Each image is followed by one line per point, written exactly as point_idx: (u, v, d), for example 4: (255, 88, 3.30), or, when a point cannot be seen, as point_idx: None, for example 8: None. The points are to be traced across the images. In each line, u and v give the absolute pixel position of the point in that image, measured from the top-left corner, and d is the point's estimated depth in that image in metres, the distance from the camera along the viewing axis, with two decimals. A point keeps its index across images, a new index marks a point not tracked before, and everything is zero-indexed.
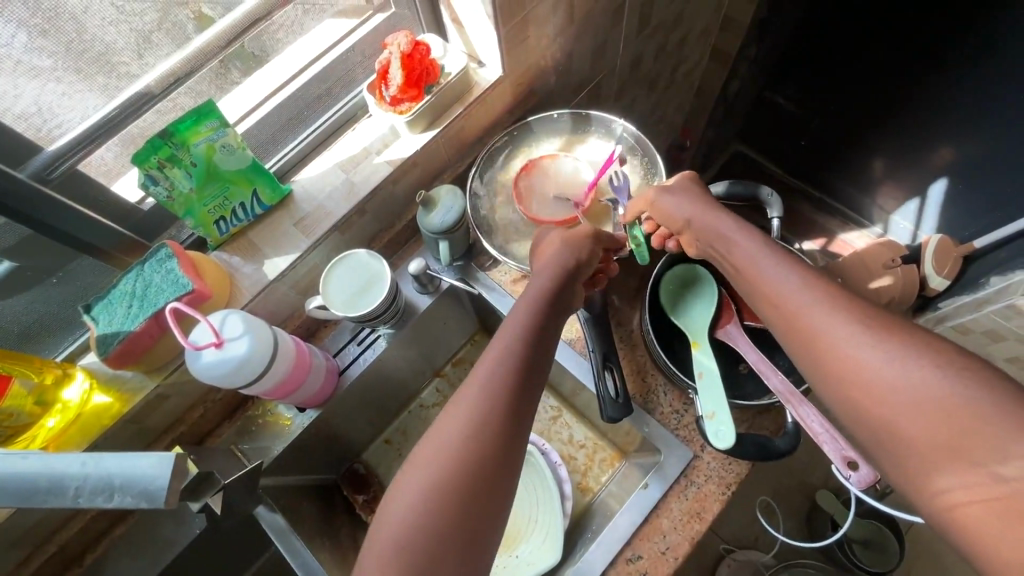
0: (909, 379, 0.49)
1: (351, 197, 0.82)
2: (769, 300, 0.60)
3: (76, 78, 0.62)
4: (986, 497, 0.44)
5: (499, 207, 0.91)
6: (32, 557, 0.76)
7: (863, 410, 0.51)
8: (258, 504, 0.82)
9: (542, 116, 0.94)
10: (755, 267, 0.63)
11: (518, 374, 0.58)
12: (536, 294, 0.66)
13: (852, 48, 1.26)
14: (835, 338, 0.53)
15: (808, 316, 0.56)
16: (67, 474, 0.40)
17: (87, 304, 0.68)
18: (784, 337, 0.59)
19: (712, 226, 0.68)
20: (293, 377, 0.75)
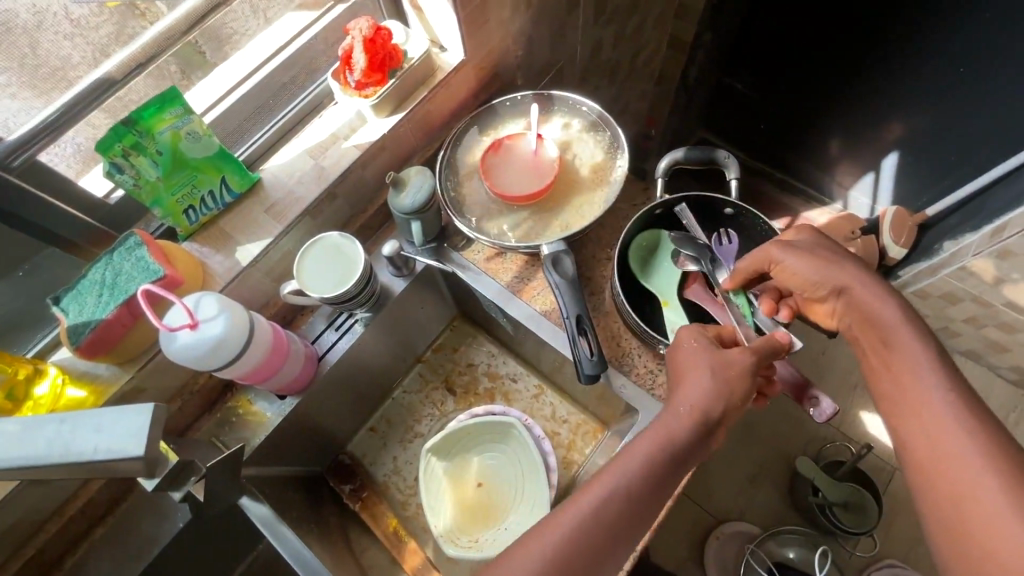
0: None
1: (320, 181, 0.83)
2: (911, 408, 0.59)
3: (32, 95, 0.64)
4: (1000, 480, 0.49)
5: (469, 188, 0.93)
6: (8, 563, 0.74)
7: (949, 507, 0.52)
8: (242, 495, 0.81)
9: (505, 98, 0.96)
10: (901, 373, 0.61)
11: (632, 499, 0.57)
12: (669, 425, 0.62)
13: (800, 25, 1.32)
14: (968, 460, 0.52)
15: (946, 414, 0.56)
16: (47, 437, 0.40)
17: (55, 296, 0.68)
18: (906, 425, 0.59)
19: (861, 300, 0.67)
20: (271, 361, 0.75)
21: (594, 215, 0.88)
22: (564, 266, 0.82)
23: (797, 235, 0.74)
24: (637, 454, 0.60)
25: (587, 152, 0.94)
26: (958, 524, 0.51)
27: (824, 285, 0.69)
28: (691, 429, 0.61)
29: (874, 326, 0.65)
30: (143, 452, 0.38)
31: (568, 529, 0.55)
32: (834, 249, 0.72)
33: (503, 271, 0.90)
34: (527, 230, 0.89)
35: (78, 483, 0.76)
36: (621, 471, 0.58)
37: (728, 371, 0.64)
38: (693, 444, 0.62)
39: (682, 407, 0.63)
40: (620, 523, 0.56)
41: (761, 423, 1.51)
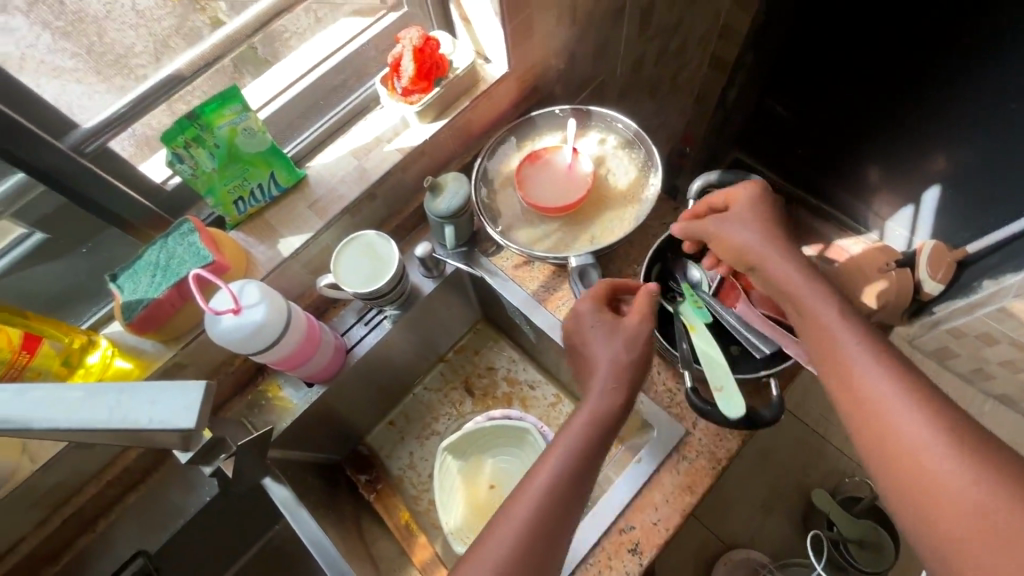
0: (967, 471, 0.48)
1: (362, 181, 0.86)
2: (835, 366, 0.59)
3: (97, 80, 0.68)
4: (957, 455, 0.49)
5: (503, 196, 0.95)
6: (48, 521, 0.79)
7: (906, 480, 0.51)
8: (265, 475, 0.85)
9: (544, 111, 0.99)
10: (825, 335, 0.61)
11: (578, 474, 0.62)
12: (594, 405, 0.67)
13: (844, 58, 1.31)
14: (899, 417, 0.53)
15: (878, 379, 0.56)
16: (102, 400, 0.43)
17: (113, 274, 0.72)
18: (843, 398, 0.58)
19: (774, 273, 0.69)
20: (303, 350, 0.78)
21: (623, 231, 0.89)
22: (591, 279, 0.84)
23: (735, 195, 0.74)
24: (575, 436, 0.64)
25: (620, 168, 0.95)
26: (903, 482, 0.51)
27: (752, 259, 0.71)
28: (618, 400, 0.67)
29: (795, 297, 0.66)
30: (195, 422, 0.41)
31: (527, 511, 0.59)
32: (764, 213, 0.73)
33: (531, 279, 0.92)
34: (556, 241, 0.91)
35: (116, 451, 0.80)
36: (562, 456, 0.63)
37: (643, 341, 0.71)
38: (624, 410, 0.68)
39: (606, 384, 0.68)
40: (572, 495, 0.61)
41: (778, 452, 1.49)
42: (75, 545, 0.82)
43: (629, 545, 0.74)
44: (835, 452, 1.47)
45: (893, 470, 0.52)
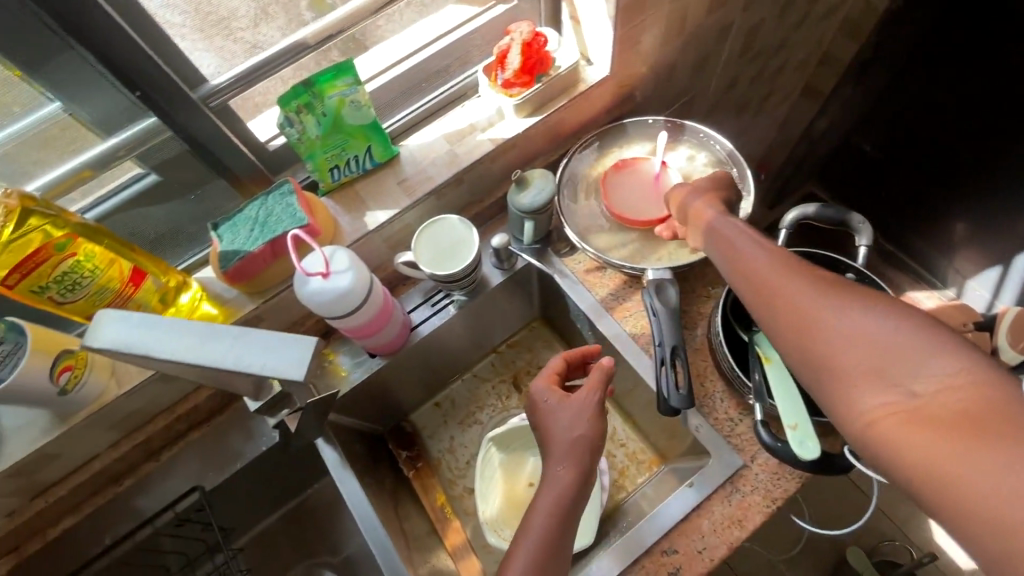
0: (847, 314, 0.53)
1: (451, 165, 0.87)
2: (735, 260, 0.66)
3: (198, 36, 0.67)
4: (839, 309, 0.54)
5: (584, 199, 0.95)
6: (121, 443, 0.84)
7: (800, 339, 0.56)
8: (319, 436, 0.88)
9: (637, 119, 0.98)
10: (726, 239, 0.69)
11: (549, 556, 0.62)
12: (550, 484, 0.67)
13: (947, 115, 1.21)
14: (787, 286, 0.59)
15: (793, 278, 0.59)
16: (224, 342, 0.47)
17: (215, 224, 0.76)
18: (760, 301, 0.61)
19: (699, 214, 0.75)
20: (375, 323, 0.81)
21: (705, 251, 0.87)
22: (667, 294, 0.81)
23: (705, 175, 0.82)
24: (537, 523, 0.64)
25: None
26: (797, 341, 0.56)
27: (688, 210, 0.77)
28: (575, 477, 0.67)
29: (717, 231, 0.71)
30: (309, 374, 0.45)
31: None
32: (715, 184, 0.80)
33: (601, 285, 0.92)
34: (633, 251, 0.90)
35: (189, 388, 0.85)
36: (528, 544, 0.63)
37: (597, 414, 0.72)
38: (584, 482, 0.68)
39: (562, 463, 0.69)
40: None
41: (816, 502, 1.43)
42: (139, 471, 0.87)
43: (670, 568, 0.73)
44: (878, 512, 1.40)
45: (787, 331, 0.57)
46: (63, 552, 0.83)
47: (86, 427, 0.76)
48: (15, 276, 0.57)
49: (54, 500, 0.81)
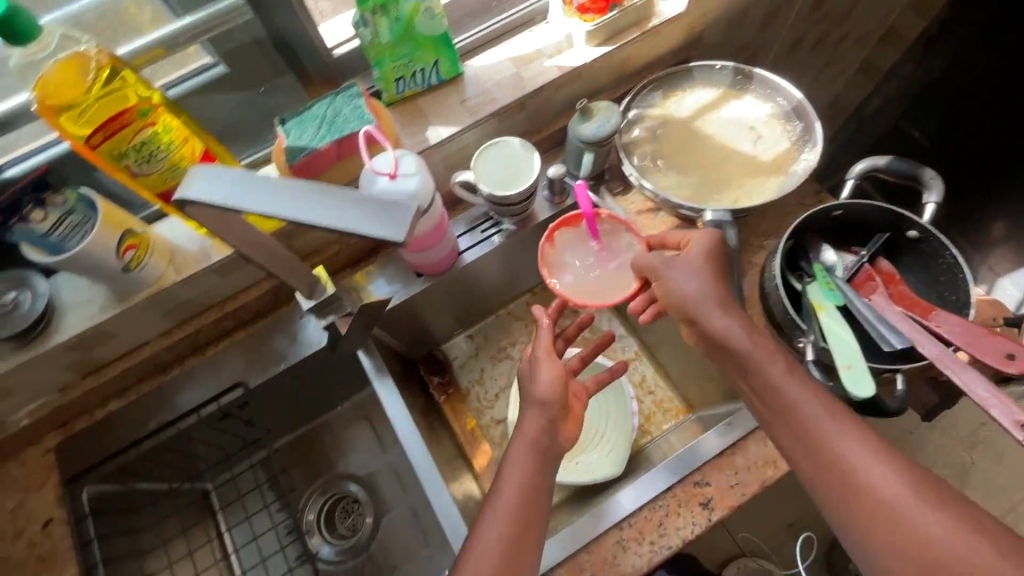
0: (939, 525, 0.54)
1: (517, 88, 0.86)
2: (796, 422, 0.64)
3: None
4: (930, 513, 0.55)
5: (643, 140, 0.94)
6: (173, 332, 0.86)
7: (886, 536, 0.56)
8: (360, 347, 0.89)
9: (704, 64, 0.95)
10: (782, 395, 0.65)
11: (524, 519, 0.65)
12: (529, 451, 0.70)
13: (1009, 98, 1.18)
14: (870, 472, 0.59)
15: (857, 448, 0.60)
16: (322, 197, 0.47)
17: (283, 119, 0.76)
18: (815, 463, 0.61)
19: (716, 323, 0.70)
20: (428, 238, 0.81)
21: (767, 199, 0.86)
22: (726, 236, 0.81)
23: (699, 241, 0.76)
24: (507, 491, 0.67)
25: (773, 139, 0.91)
26: (881, 537, 0.56)
27: (699, 313, 0.72)
28: (540, 425, 0.71)
29: (752, 361, 0.68)
30: (404, 237, 0.46)
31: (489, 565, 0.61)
32: (718, 265, 0.74)
33: (651, 226, 0.92)
34: (692, 192, 0.90)
35: (242, 286, 0.86)
36: (501, 512, 0.65)
37: (557, 373, 0.74)
38: (547, 448, 0.71)
39: (528, 413, 0.73)
40: (525, 538, 0.64)
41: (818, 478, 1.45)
42: (184, 364, 0.89)
43: (702, 498, 0.75)
44: None
45: (867, 521, 0.57)
46: (109, 433, 0.86)
47: (142, 310, 0.78)
48: (99, 135, 0.57)
49: (105, 380, 0.84)
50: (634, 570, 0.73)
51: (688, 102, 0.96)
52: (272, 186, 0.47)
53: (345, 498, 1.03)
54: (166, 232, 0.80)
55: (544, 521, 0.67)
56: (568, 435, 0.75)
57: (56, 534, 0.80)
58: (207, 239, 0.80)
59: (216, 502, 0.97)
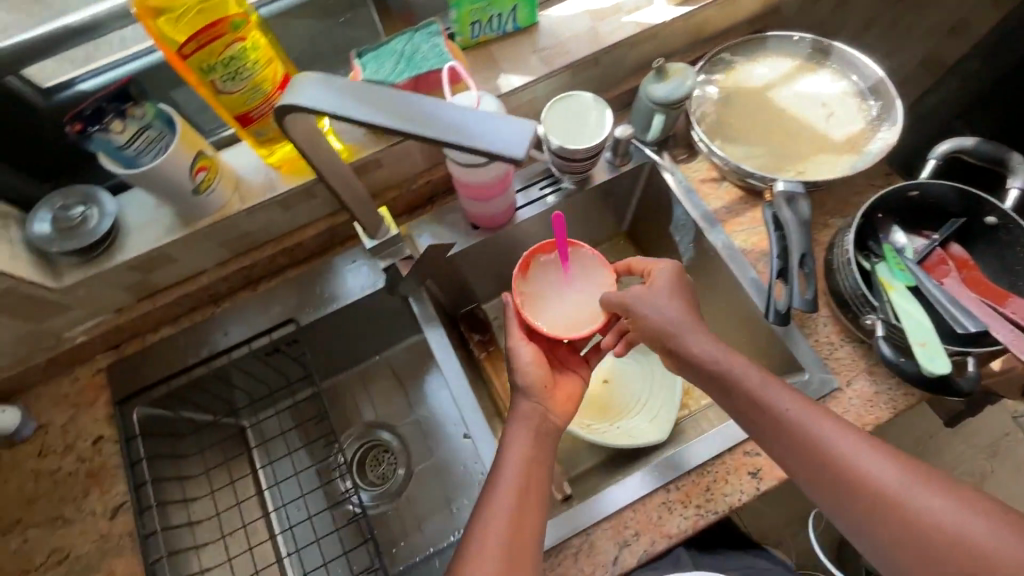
0: (934, 505, 0.55)
1: (594, 42, 0.84)
2: (779, 427, 0.64)
3: None
4: (921, 493, 0.56)
5: (711, 108, 0.92)
6: (229, 263, 0.86)
7: (884, 522, 0.57)
8: (411, 294, 0.89)
9: (782, 34, 0.92)
10: (763, 402, 0.65)
11: (522, 502, 0.66)
12: (511, 447, 0.70)
13: None
14: (858, 463, 0.59)
15: (849, 450, 0.60)
16: (440, 116, 0.46)
17: (360, 52, 0.74)
18: (813, 476, 0.61)
19: (691, 347, 0.70)
20: (491, 186, 0.80)
21: (837, 174, 0.84)
22: (798, 207, 0.79)
23: (659, 273, 0.76)
24: (506, 480, 0.67)
25: (847, 116, 0.89)
26: (880, 523, 0.57)
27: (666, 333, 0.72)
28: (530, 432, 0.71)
29: (731, 378, 0.67)
30: (522, 152, 0.42)
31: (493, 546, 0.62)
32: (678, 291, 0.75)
33: (713, 197, 0.90)
34: (764, 162, 0.88)
35: (300, 223, 0.86)
36: (502, 502, 0.65)
37: (535, 355, 0.77)
38: (540, 429, 0.73)
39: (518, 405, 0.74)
40: (522, 522, 0.64)
41: None
42: (236, 296, 0.89)
43: (750, 468, 0.75)
44: None
45: (864, 510, 0.58)
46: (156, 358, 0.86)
47: (204, 237, 0.78)
48: (192, 45, 0.57)
49: (161, 305, 0.84)
50: (680, 532, 0.73)
51: (760, 71, 0.93)
52: (404, 98, 0.47)
53: (377, 446, 1.01)
54: (233, 161, 0.80)
55: (543, 505, 0.67)
56: (561, 410, 0.77)
57: (106, 451, 0.81)
58: (273, 170, 0.79)
59: (253, 438, 0.96)
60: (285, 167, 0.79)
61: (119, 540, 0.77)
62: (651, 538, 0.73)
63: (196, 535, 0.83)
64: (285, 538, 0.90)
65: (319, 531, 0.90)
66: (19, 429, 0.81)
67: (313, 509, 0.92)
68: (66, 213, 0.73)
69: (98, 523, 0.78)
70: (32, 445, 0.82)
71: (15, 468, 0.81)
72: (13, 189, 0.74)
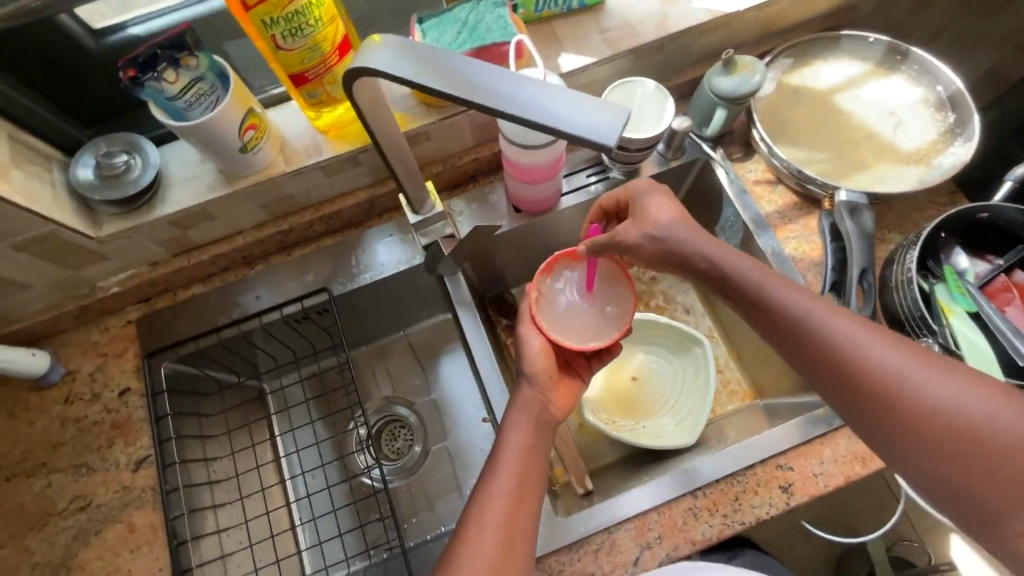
0: (943, 389, 0.52)
1: (662, 26, 0.80)
2: (782, 320, 0.62)
3: None
4: (928, 378, 0.53)
5: (774, 107, 0.88)
6: (265, 226, 0.84)
7: (889, 409, 0.54)
8: (449, 273, 0.87)
9: (856, 34, 0.88)
10: (768, 297, 0.63)
11: (521, 485, 0.63)
12: (519, 419, 0.68)
13: None
14: (862, 349, 0.57)
15: (853, 337, 0.58)
16: (516, 92, 0.43)
17: (421, 19, 0.71)
18: (819, 374, 0.59)
19: (688, 248, 0.69)
20: (543, 170, 0.77)
21: (902, 188, 0.81)
22: (861, 219, 0.78)
23: (641, 192, 0.73)
24: (506, 462, 0.64)
25: (918, 127, 0.85)
26: (885, 410, 0.54)
27: (670, 235, 0.70)
28: (535, 399, 0.69)
29: (736, 280, 0.66)
30: (613, 145, 0.40)
31: (494, 518, 0.60)
32: (669, 207, 0.72)
33: (767, 199, 0.87)
34: (826, 168, 0.84)
35: (340, 191, 0.85)
36: (499, 486, 0.62)
37: (546, 346, 0.71)
38: (540, 419, 0.68)
39: (523, 387, 0.71)
40: (520, 508, 0.61)
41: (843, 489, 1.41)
42: (270, 260, 0.88)
43: (782, 482, 0.74)
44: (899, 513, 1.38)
45: (869, 399, 0.55)
46: (187, 315, 0.85)
47: (245, 197, 0.77)
48: None
49: (195, 262, 0.83)
50: (704, 539, 0.72)
51: (828, 73, 0.89)
52: (470, 66, 0.44)
53: (395, 421, 0.99)
54: (280, 121, 0.78)
55: (540, 492, 0.64)
56: (562, 406, 0.72)
57: (132, 404, 0.81)
58: (320, 134, 0.77)
59: (274, 404, 0.95)
60: (332, 133, 0.77)
61: (141, 493, 0.77)
62: (674, 542, 0.72)
63: (214, 495, 0.82)
64: (300, 506, 0.90)
65: (334, 502, 0.90)
66: (48, 373, 0.81)
67: (330, 480, 0.92)
68: (110, 161, 0.72)
69: (121, 474, 0.78)
70: (59, 390, 0.82)
71: (41, 412, 0.81)
72: (59, 131, 0.73)
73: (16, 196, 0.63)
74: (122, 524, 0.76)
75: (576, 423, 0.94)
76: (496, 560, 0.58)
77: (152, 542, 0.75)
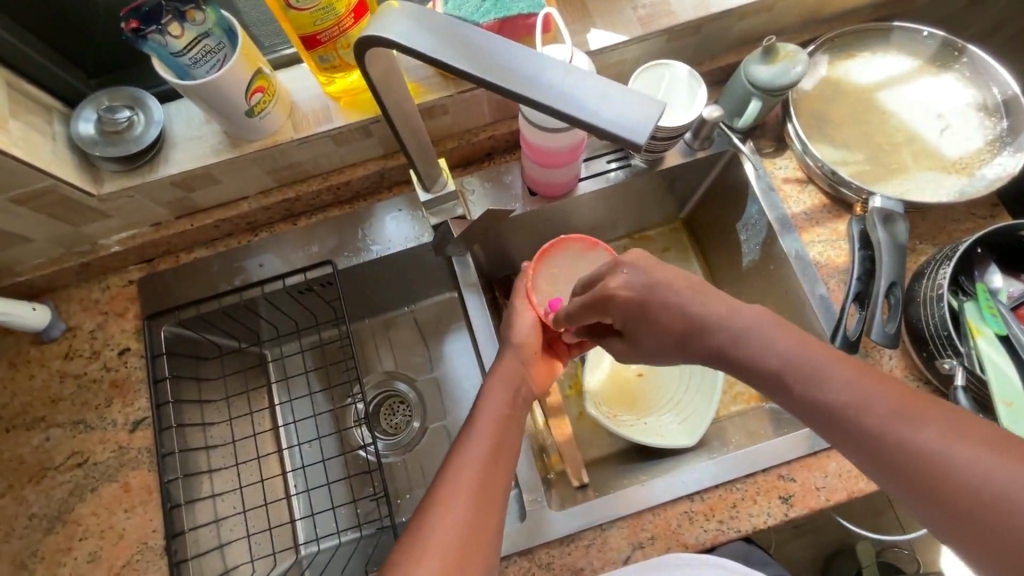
0: (986, 461, 0.42)
1: (700, 6, 0.75)
2: (790, 382, 0.52)
3: None
4: (955, 441, 0.44)
5: (811, 100, 0.83)
6: (271, 193, 0.82)
7: (920, 487, 0.44)
8: (457, 253, 0.84)
9: (909, 27, 0.82)
10: (771, 353, 0.53)
11: (496, 452, 0.59)
12: (496, 390, 0.65)
13: None
14: (881, 416, 0.47)
15: (871, 400, 0.47)
16: (543, 74, 0.39)
17: None
18: (876, 467, 0.47)
19: (682, 309, 0.59)
20: (563, 154, 0.73)
21: (940, 198, 0.76)
22: (895, 228, 0.74)
23: (612, 285, 0.60)
24: (482, 427, 0.61)
25: (965, 133, 0.79)
26: (915, 488, 0.44)
27: (665, 316, 0.60)
28: (510, 369, 0.67)
29: (757, 356, 0.54)
30: (643, 141, 0.36)
31: (468, 481, 0.56)
32: (646, 300, 0.60)
33: (795, 199, 0.82)
34: (861, 171, 0.80)
35: (350, 160, 0.82)
36: (474, 451, 0.59)
37: (536, 322, 0.71)
38: (517, 392, 0.66)
39: (503, 356, 0.69)
40: (495, 479, 0.57)
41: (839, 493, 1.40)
42: (275, 228, 0.86)
43: (783, 492, 0.72)
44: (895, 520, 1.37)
45: (896, 475, 0.45)
46: (187, 278, 0.83)
47: (251, 162, 0.74)
48: None
49: (198, 226, 0.81)
50: (698, 543, 0.71)
51: (874, 67, 0.83)
52: (494, 45, 0.41)
53: (394, 396, 0.98)
54: (290, 84, 0.75)
55: (513, 464, 0.60)
56: (540, 381, 0.71)
57: (131, 364, 0.81)
58: (331, 100, 0.74)
59: (274, 372, 0.95)
60: (342, 100, 0.74)
61: (137, 453, 0.77)
62: (666, 544, 0.71)
63: (210, 458, 0.82)
64: (296, 475, 0.90)
65: (329, 474, 0.90)
66: (49, 327, 0.80)
67: (327, 452, 0.92)
68: (112, 115, 0.69)
69: (118, 434, 0.78)
70: (60, 346, 0.81)
71: (40, 365, 0.81)
72: (60, 82, 0.70)
73: (14, 149, 0.61)
74: (118, 483, 0.76)
75: (576, 413, 0.93)
76: (467, 526, 0.53)
77: (147, 502, 0.75)
